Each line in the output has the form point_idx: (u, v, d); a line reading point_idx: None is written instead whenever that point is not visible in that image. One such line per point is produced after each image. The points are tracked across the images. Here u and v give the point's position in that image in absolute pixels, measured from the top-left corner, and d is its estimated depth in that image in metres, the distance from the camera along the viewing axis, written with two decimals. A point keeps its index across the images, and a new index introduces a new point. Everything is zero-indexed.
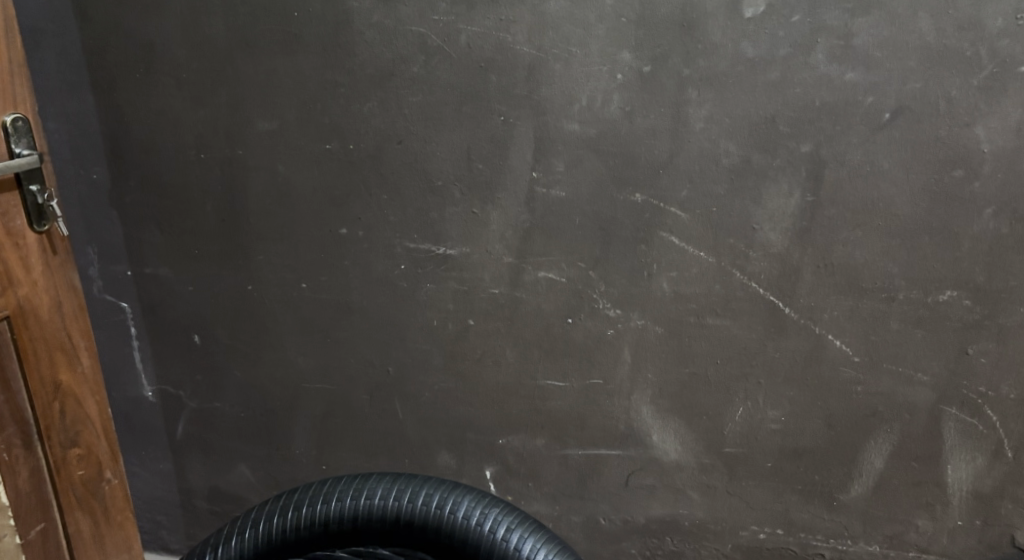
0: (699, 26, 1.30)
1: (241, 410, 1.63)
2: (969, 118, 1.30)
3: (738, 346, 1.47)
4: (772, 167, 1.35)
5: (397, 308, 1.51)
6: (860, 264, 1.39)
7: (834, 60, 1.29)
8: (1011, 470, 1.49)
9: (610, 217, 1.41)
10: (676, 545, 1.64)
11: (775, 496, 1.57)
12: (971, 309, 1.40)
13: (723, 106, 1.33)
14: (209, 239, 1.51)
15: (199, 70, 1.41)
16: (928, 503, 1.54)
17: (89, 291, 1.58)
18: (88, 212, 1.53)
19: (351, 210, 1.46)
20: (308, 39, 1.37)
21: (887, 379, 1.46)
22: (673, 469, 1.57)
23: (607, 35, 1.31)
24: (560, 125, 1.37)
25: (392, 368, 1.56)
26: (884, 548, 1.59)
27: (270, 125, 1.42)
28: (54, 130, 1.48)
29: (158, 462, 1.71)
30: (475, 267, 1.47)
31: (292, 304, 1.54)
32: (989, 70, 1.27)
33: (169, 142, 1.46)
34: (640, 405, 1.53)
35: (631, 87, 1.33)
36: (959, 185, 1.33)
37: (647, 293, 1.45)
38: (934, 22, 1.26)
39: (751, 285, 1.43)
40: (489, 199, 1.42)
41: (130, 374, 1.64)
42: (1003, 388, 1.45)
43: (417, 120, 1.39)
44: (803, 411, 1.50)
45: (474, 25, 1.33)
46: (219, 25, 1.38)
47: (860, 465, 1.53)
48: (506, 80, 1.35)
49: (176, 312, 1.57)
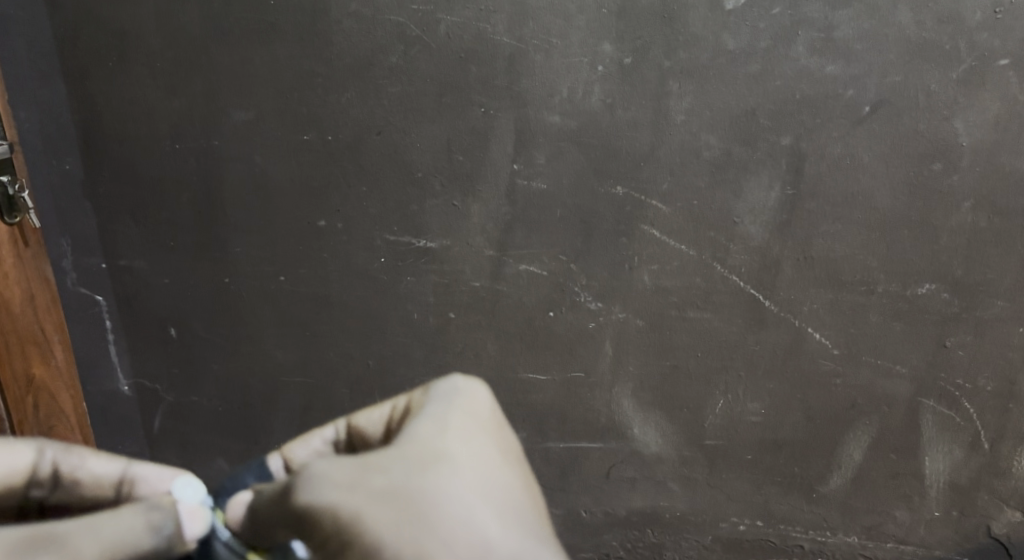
0: (681, 17, 1.29)
1: (219, 404, 1.62)
2: (948, 111, 1.30)
3: (718, 338, 1.47)
4: (752, 160, 1.35)
5: (376, 301, 1.50)
6: (840, 258, 1.40)
7: (815, 53, 1.29)
8: (987, 461, 1.51)
9: (591, 209, 1.40)
10: (657, 536, 1.65)
11: (755, 488, 1.58)
12: (950, 302, 1.41)
13: (704, 99, 1.32)
14: (186, 231, 1.49)
15: (174, 58, 1.38)
16: (905, 494, 1.56)
17: (63, 285, 1.56)
18: (61, 204, 1.50)
19: (330, 202, 1.44)
20: (284, 28, 1.35)
21: (866, 372, 1.47)
22: (654, 461, 1.57)
23: (588, 26, 1.31)
24: (541, 117, 1.36)
25: (372, 361, 1.55)
26: (862, 539, 1.61)
27: (246, 115, 1.40)
28: (25, 120, 1.45)
29: (135, 457, 1.70)
30: (456, 260, 1.46)
31: (271, 297, 1.52)
32: (967, 63, 1.28)
33: (144, 132, 1.43)
34: (621, 398, 1.53)
35: (611, 79, 1.33)
36: (938, 178, 1.34)
37: (628, 286, 1.44)
38: (914, 15, 1.26)
39: (732, 279, 1.43)
40: (470, 191, 1.41)
41: (105, 368, 1.61)
42: (980, 381, 1.46)
43: (396, 111, 1.38)
44: (783, 403, 1.51)
45: (455, 15, 1.32)
46: (193, 13, 1.36)
47: (839, 457, 1.54)
48: (486, 72, 1.34)
49: (152, 305, 1.55)
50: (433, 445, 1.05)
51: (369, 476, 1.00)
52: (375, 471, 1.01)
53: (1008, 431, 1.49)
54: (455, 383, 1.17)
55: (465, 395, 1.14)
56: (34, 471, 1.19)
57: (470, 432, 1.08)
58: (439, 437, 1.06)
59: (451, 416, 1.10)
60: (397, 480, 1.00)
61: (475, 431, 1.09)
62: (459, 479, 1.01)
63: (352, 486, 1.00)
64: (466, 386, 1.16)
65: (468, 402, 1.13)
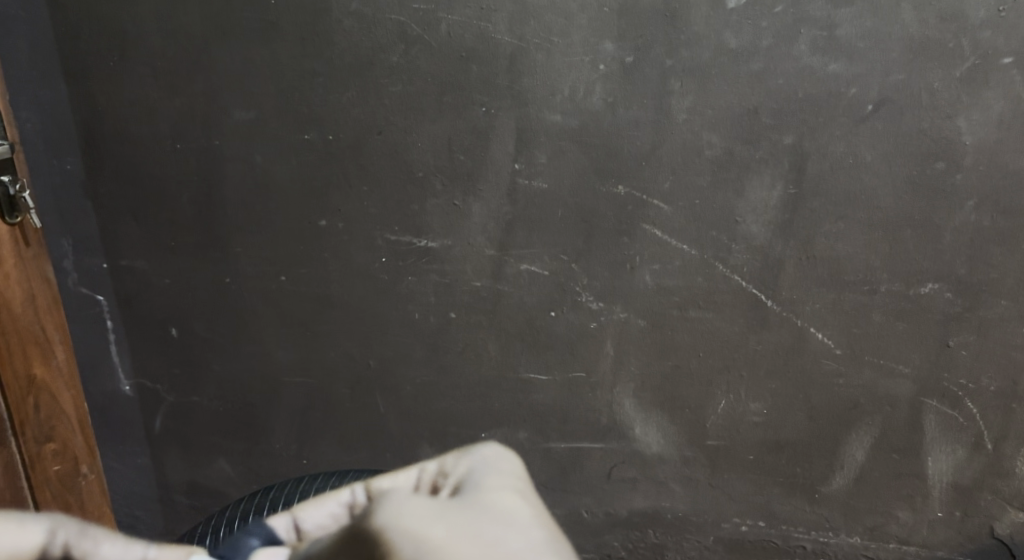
0: (683, 16, 1.28)
1: (220, 404, 1.62)
2: (951, 110, 1.30)
3: (720, 338, 1.47)
4: (754, 159, 1.35)
5: (376, 300, 1.50)
6: (842, 258, 1.40)
7: (817, 52, 1.28)
8: (990, 462, 1.51)
9: (593, 209, 1.40)
10: (659, 537, 1.65)
11: (757, 489, 1.58)
12: (952, 301, 1.41)
13: (705, 98, 1.32)
14: (187, 231, 1.49)
15: (174, 58, 1.38)
16: (908, 495, 1.55)
17: (64, 285, 1.56)
18: (62, 203, 1.50)
19: (330, 201, 1.44)
20: (285, 27, 1.35)
21: (869, 372, 1.46)
22: (656, 461, 1.57)
23: (589, 25, 1.30)
24: (542, 116, 1.35)
25: (372, 362, 1.55)
26: (865, 540, 1.60)
27: (246, 114, 1.40)
28: (26, 120, 1.44)
29: (136, 457, 1.70)
30: (457, 259, 1.45)
31: (271, 297, 1.52)
32: (971, 62, 1.27)
33: (145, 132, 1.43)
34: (623, 398, 1.52)
35: (613, 78, 1.32)
36: (940, 177, 1.33)
37: (629, 285, 1.44)
38: (917, 13, 1.26)
39: (734, 278, 1.42)
40: (471, 191, 1.41)
41: (106, 368, 1.62)
42: (983, 381, 1.46)
43: (397, 111, 1.37)
44: (785, 404, 1.50)
45: (456, 14, 1.31)
46: (194, 12, 1.35)
47: (841, 457, 1.54)
48: (487, 71, 1.33)
49: (152, 306, 1.55)
50: (497, 501, 0.92)
51: (442, 517, 0.85)
52: (446, 514, 0.86)
53: (1012, 432, 1.48)
54: (494, 449, 1.05)
55: (510, 461, 1.03)
56: (42, 553, 0.94)
57: (529, 494, 0.96)
58: (499, 494, 0.94)
59: (505, 476, 0.98)
60: (470, 526, 0.86)
61: (532, 494, 0.97)
62: (535, 535, 0.88)
63: (431, 522, 0.84)
64: (505, 453, 1.04)
65: (514, 468, 1.02)
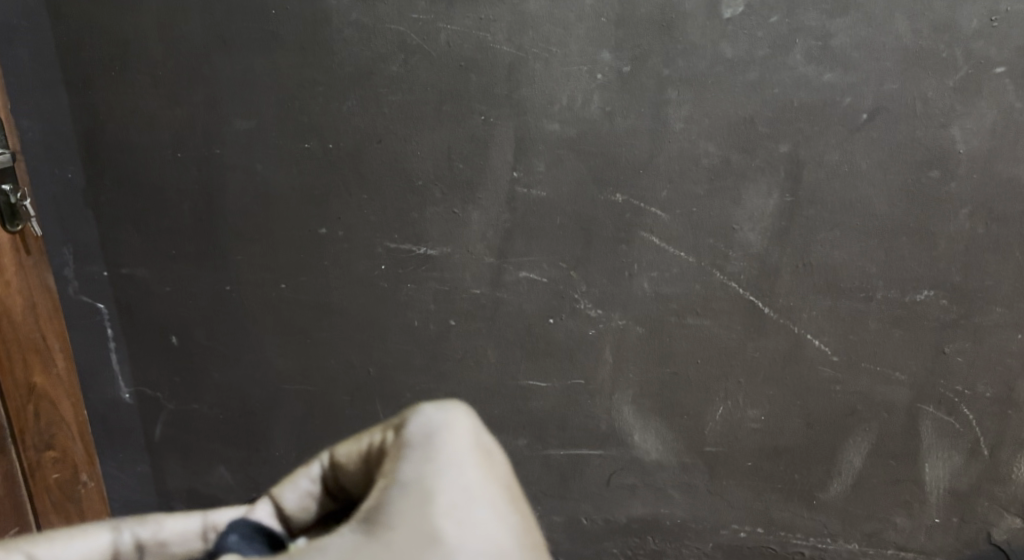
0: (678, 26, 1.30)
1: (220, 412, 1.63)
2: (945, 119, 1.31)
3: (717, 345, 1.48)
4: (751, 167, 1.36)
5: (376, 308, 1.51)
6: (839, 265, 1.41)
7: (812, 61, 1.30)
8: (987, 468, 1.52)
9: (591, 217, 1.41)
10: (658, 544, 1.66)
11: (755, 495, 1.59)
12: (948, 308, 1.42)
13: (702, 107, 1.33)
14: (188, 239, 1.50)
15: (176, 68, 1.39)
16: (906, 501, 1.56)
17: (65, 293, 1.56)
18: (62, 212, 1.51)
19: (330, 210, 1.45)
20: (286, 37, 1.36)
21: (866, 378, 1.47)
22: (654, 468, 1.58)
23: (587, 35, 1.31)
24: (541, 125, 1.36)
25: (372, 369, 1.56)
26: (863, 546, 1.61)
27: (247, 124, 1.41)
28: (27, 129, 1.45)
29: (137, 465, 1.70)
30: (456, 267, 1.46)
31: (272, 305, 1.53)
32: (964, 71, 1.29)
33: (146, 141, 1.44)
34: (621, 404, 1.53)
35: (610, 87, 1.33)
36: (935, 185, 1.35)
37: (627, 292, 1.45)
38: (910, 23, 1.27)
39: (731, 285, 1.43)
40: (470, 199, 1.42)
41: (107, 376, 1.62)
42: (979, 387, 1.47)
43: (396, 120, 1.38)
44: (783, 410, 1.51)
45: (455, 24, 1.32)
46: (195, 23, 1.36)
47: (839, 463, 1.54)
48: (486, 80, 1.35)
49: (152, 314, 1.56)
50: (421, 519, 0.96)
51: None
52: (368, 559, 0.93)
53: (1008, 438, 1.49)
54: (432, 412, 1.07)
55: (452, 431, 1.05)
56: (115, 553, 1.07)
57: (459, 488, 1.00)
58: (425, 505, 0.98)
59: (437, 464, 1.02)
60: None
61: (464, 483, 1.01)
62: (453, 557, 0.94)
63: None
64: (447, 419, 1.07)
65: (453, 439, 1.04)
